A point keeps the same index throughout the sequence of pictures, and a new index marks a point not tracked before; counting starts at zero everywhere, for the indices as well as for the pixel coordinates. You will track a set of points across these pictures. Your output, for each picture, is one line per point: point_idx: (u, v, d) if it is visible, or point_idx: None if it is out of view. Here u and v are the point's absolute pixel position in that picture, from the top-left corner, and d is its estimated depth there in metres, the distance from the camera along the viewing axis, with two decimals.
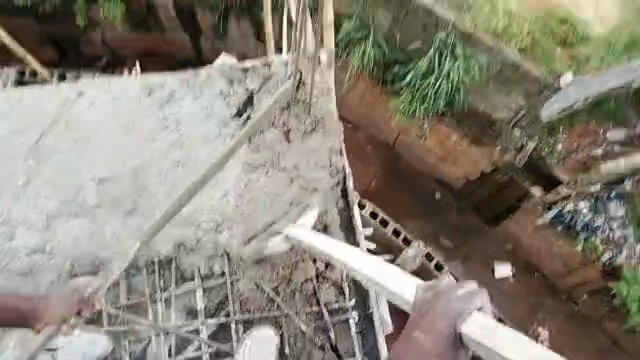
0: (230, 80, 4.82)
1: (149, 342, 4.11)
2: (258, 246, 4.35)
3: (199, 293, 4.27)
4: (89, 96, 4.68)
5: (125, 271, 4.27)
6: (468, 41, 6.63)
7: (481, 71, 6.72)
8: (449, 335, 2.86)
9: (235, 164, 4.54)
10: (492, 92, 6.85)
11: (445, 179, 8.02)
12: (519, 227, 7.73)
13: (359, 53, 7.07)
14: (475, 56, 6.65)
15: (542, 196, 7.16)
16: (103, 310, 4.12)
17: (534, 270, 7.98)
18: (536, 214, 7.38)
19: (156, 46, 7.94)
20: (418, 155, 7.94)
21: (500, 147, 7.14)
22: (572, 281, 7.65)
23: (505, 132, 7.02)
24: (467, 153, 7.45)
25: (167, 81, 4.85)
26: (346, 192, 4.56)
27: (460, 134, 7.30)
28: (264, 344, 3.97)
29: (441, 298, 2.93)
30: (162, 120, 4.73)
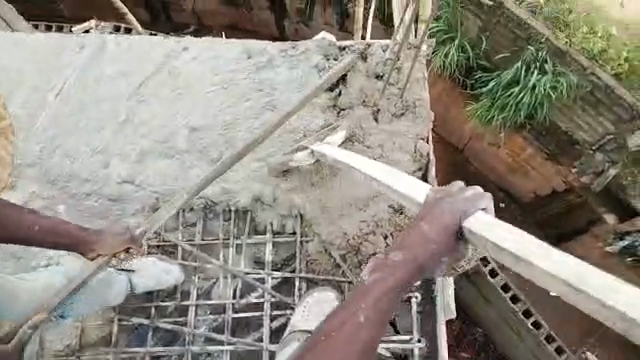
0: (326, 55, 4.76)
1: (216, 282, 4.27)
2: (332, 214, 4.39)
3: (269, 247, 4.35)
4: (190, 49, 4.76)
5: (204, 215, 4.48)
6: (562, 58, 6.18)
7: (569, 90, 6.20)
8: (449, 225, 2.82)
9: (323, 133, 4.60)
10: (578, 115, 6.33)
11: (514, 190, 7.57)
12: (583, 248, 7.26)
13: (439, 57, 6.84)
14: (566, 74, 6.18)
15: (615, 225, 6.81)
16: (179, 243, 4.30)
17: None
18: (606, 240, 7.02)
19: (241, 21, 8.34)
20: (490, 162, 7.50)
21: (578, 167, 6.68)
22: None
23: (586, 155, 6.54)
24: (539, 166, 7.04)
25: (266, 46, 4.76)
26: (427, 179, 4.46)
27: (535, 148, 6.85)
28: (323, 304, 3.98)
29: (450, 195, 2.90)
30: (255, 83, 4.67)
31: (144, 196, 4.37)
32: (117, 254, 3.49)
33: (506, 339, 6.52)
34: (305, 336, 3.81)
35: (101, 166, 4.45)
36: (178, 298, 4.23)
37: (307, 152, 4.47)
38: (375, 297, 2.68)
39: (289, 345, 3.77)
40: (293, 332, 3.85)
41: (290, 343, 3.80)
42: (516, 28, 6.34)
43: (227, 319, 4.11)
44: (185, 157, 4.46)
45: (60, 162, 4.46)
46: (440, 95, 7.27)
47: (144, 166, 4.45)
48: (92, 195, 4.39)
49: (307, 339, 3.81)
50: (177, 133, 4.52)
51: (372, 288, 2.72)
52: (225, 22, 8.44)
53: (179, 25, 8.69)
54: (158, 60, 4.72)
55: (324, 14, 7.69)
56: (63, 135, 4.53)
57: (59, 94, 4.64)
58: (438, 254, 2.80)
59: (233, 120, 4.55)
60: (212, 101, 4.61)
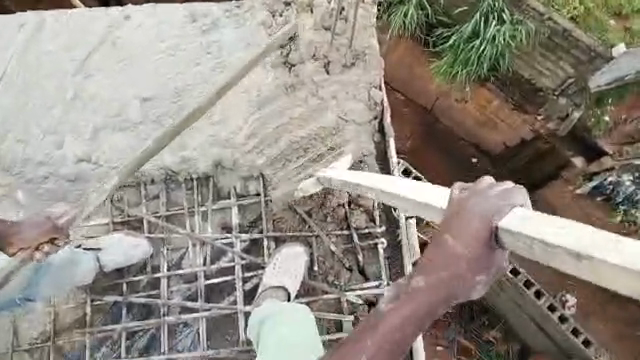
0: (272, 12, 4.56)
1: (186, 252, 4.32)
2: (295, 174, 4.41)
3: (234, 210, 4.32)
4: (133, 18, 4.48)
5: (165, 184, 4.43)
6: (518, 7, 6.27)
7: (529, 38, 6.34)
8: (481, 235, 2.40)
9: (277, 94, 4.45)
10: (539, 61, 6.55)
11: (484, 146, 7.43)
12: (556, 195, 7.31)
13: (399, 17, 6.69)
14: (524, 22, 6.28)
15: (584, 167, 7.14)
16: (144, 217, 4.30)
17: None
18: (576, 183, 7.26)
19: None
20: (456, 118, 7.42)
21: (544, 112, 7.01)
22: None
23: (550, 101, 6.87)
24: (506, 117, 7.27)
25: (210, 8, 4.53)
26: (382, 127, 4.46)
27: (501, 99, 7.15)
28: (292, 259, 4.06)
29: (478, 195, 2.46)
30: (203, 45, 4.45)
31: (101, 171, 4.26)
32: (40, 248, 3.64)
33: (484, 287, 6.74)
34: (276, 294, 3.93)
35: (55, 148, 4.30)
36: (150, 272, 4.30)
37: (312, 182, 4.30)
38: (394, 323, 2.45)
39: (261, 303, 3.91)
40: (264, 290, 3.96)
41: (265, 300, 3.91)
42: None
43: (200, 287, 4.18)
44: (141, 129, 4.30)
45: (9, 147, 4.30)
46: (401, 56, 7.35)
47: (99, 143, 4.30)
48: (50, 178, 4.27)
49: (279, 296, 3.94)
50: (128, 105, 4.33)
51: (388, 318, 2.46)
52: None
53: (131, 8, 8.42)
54: (101, 33, 4.44)
55: None
56: (8, 118, 4.34)
57: None
58: (476, 270, 2.40)
59: (183, 88, 4.36)
60: (157, 70, 4.39)
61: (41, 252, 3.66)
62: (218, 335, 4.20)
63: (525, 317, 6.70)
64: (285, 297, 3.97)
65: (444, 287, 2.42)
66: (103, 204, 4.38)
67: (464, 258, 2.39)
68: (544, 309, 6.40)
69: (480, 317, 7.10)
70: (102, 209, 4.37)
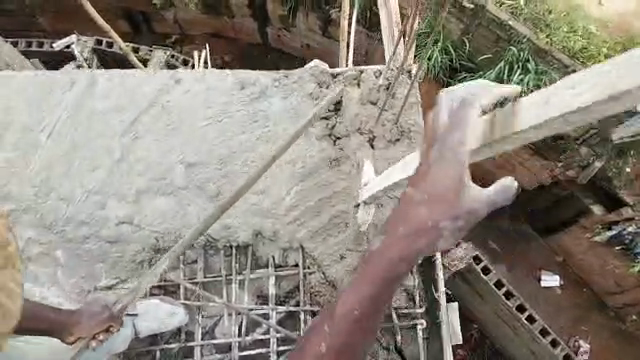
0: (319, 83, 4.77)
1: (221, 320, 4.29)
2: (337, 251, 4.37)
3: (271, 280, 4.30)
4: (183, 83, 4.68)
5: (204, 251, 4.42)
6: (543, 57, 6.69)
7: None
8: (450, 176, 2.91)
9: (326, 168, 4.55)
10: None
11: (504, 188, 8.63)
12: (573, 240, 8.26)
13: (425, 60, 7.20)
14: (548, 72, 6.66)
15: (603, 216, 7.42)
16: (180, 283, 4.27)
17: (582, 285, 8.84)
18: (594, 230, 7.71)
19: (225, 30, 9.10)
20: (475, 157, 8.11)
21: (565, 161, 7.25)
22: (621, 299, 8.32)
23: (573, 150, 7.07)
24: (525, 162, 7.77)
25: (258, 78, 4.72)
26: None
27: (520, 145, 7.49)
28: None
29: (440, 134, 2.95)
30: (250, 114, 4.63)
31: (144, 235, 4.33)
32: (97, 336, 3.75)
33: (503, 336, 7.87)
34: None
35: (98, 207, 4.37)
36: (183, 339, 4.23)
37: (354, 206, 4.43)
38: (373, 274, 3.00)
39: None
40: None
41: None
42: (500, 30, 6.84)
43: (235, 358, 4.15)
44: (183, 194, 4.41)
45: (54, 205, 4.36)
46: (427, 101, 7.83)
47: (141, 205, 4.38)
48: (91, 238, 4.32)
49: None
50: (173, 170, 4.46)
51: (368, 268, 3.03)
52: (208, 31, 9.22)
53: (159, 35, 9.44)
54: (151, 96, 4.63)
55: (306, 22, 8.20)
56: (57, 177, 4.42)
57: (48, 136, 4.52)
58: (442, 220, 2.91)
59: (229, 154, 4.51)
60: (208, 135, 4.55)
61: (98, 339, 3.77)
62: None
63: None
64: None
65: (414, 244, 2.95)
66: (139, 268, 4.30)
67: (432, 201, 2.92)
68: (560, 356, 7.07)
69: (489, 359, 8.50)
70: (139, 273, 4.28)
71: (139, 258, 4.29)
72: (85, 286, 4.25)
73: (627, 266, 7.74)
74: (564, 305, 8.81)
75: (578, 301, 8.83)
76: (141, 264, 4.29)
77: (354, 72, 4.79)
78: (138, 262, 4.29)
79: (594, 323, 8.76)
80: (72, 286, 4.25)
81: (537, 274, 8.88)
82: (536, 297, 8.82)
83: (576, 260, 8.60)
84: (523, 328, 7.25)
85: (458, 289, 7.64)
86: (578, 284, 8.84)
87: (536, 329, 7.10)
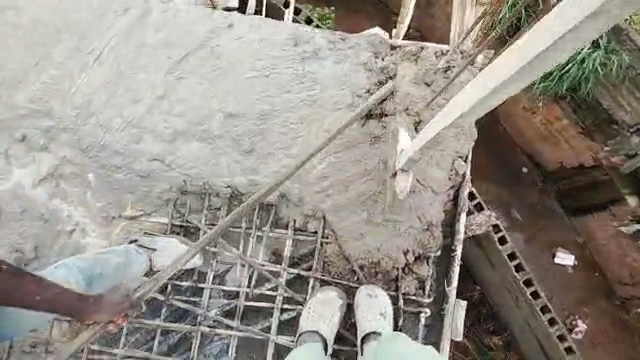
0: (376, 53, 4.62)
1: (233, 268, 4.38)
2: (360, 229, 4.39)
3: (288, 243, 4.36)
4: (234, 28, 4.61)
5: (229, 201, 4.42)
6: (619, 34, 5.14)
7: (619, 70, 5.22)
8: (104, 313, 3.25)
9: (367, 144, 4.48)
10: (623, 95, 5.38)
11: (539, 159, 7.22)
12: (598, 224, 6.84)
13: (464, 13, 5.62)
14: (618, 53, 5.16)
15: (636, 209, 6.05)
16: (201, 227, 4.31)
17: (595, 269, 7.34)
18: (621, 221, 6.30)
19: None
20: (519, 124, 6.97)
21: (611, 146, 5.86)
22: (632, 292, 6.92)
23: (621, 137, 5.67)
24: (570, 138, 6.33)
25: (314, 36, 4.62)
26: (458, 196, 4.50)
27: (571, 121, 6.05)
28: (327, 305, 4.14)
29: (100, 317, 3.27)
30: (298, 73, 4.55)
31: (174, 176, 4.43)
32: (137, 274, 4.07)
33: (503, 303, 6.84)
34: (311, 338, 4.05)
35: (133, 141, 4.45)
36: (195, 279, 4.35)
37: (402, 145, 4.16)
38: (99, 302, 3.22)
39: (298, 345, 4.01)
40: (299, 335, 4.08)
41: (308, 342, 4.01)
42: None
43: (239, 307, 4.25)
44: (218, 143, 4.46)
45: (92, 131, 4.44)
46: None
47: (175, 146, 4.45)
48: (123, 168, 4.43)
49: (314, 340, 4.05)
50: (211, 117, 4.47)
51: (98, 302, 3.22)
52: None
53: None
54: (202, 37, 4.57)
55: None
56: (98, 102, 4.47)
57: (97, 62, 4.52)
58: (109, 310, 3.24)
59: (270, 110, 4.49)
60: (254, 87, 4.52)
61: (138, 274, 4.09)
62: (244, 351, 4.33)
63: (534, 342, 6.72)
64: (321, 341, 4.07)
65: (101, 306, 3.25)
66: (165, 205, 4.43)
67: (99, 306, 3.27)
68: (553, 338, 6.26)
69: (485, 322, 7.24)
70: (164, 209, 4.42)
71: (166, 197, 4.42)
72: (112, 211, 4.41)
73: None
74: (574, 290, 7.37)
75: (587, 288, 7.37)
76: (167, 202, 4.42)
77: (413, 48, 4.60)
78: (165, 200, 4.42)
79: (601, 310, 7.33)
80: (100, 209, 4.42)
81: (552, 251, 7.41)
82: (545, 274, 7.39)
83: (598, 246, 7.14)
84: (524, 303, 6.40)
85: (470, 251, 6.82)
86: (590, 266, 7.35)
87: (536, 307, 6.25)
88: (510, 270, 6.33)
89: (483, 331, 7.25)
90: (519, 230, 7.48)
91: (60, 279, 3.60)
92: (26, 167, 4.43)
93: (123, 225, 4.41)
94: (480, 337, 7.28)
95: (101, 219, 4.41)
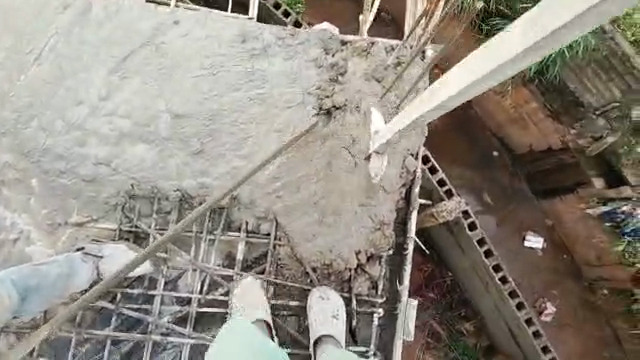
0: (326, 49, 4.56)
1: (185, 275, 4.33)
2: (311, 231, 4.36)
3: (241, 246, 4.34)
4: (182, 25, 4.47)
5: (179, 205, 4.34)
6: None
7: (585, 52, 5.21)
8: None
9: (319, 141, 4.43)
10: (589, 77, 5.38)
11: (509, 143, 7.04)
12: (567, 207, 6.68)
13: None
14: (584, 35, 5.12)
15: (602, 191, 5.92)
16: (150, 233, 4.22)
17: (564, 251, 7.25)
18: (588, 203, 6.20)
19: None
20: (488, 107, 6.78)
21: (577, 129, 5.82)
22: (597, 273, 6.84)
23: (587, 119, 5.64)
24: (538, 121, 6.22)
25: (263, 32, 4.52)
26: (409, 194, 4.53)
27: (539, 103, 5.95)
28: (253, 291, 4.08)
29: None
30: (248, 72, 4.47)
31: (120, 180, 4.33)
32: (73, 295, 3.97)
33: (473, 288, 6.79)
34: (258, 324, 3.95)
35: (77, 144, 4.32)
36: (146, 286, 4.27)
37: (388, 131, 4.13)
38: None
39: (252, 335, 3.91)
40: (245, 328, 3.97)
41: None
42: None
43: (192, 313, 4.21)
44: (166, 145, 4.36)
45: (34, 134, 4.30)
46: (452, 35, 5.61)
47: (122, 148, 4.34)
48: (67, 173, 4.31)
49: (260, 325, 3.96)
50: (158, 118, 4.37)
51: None
52: None
53: None
54: (147, 34, 4.44)
55: None
56: (40, 105, 4.32)
57: (38, 62, 4.36)
58: None
59: (219, 110, 4.41)
60: (199, 87, 4.42)
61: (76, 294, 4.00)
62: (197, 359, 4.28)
63: (503, 324, 6.64)
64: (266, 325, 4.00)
65: None
66: (113, 210, 4.33)
67: None
68: (521, 322, 6.18)
69: (457, 307, 7.13)
70: (112, 216, 4.31)
71: (114, 202, 4.31)
72: (58, 218, 4.30)
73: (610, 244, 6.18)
74: (543, 273, 7.27)
75: (557, 271, 7.27)
76: (114, 207, 4.32)
77: (363, 44, 4.55)
78: (112, 205, 4.32)
79: (568, 291, 7.28)
80: (45, 216, 4.30)
81: (522, 234, 7.26)
82: (515, 257, 7.28)
83: (566, 229, 7.01)
84: (494, 287, 6.31)
85: (440, 236, 6.62)
86: (558, 247, 7.25)
87: (505, 291, 6.15)
88: (479, 254, 6.16)
89: (454, 316, 7.13)
90: (490, 213, 7.29)
91: (5, 292, 3.35)
92: None
93: (69, 233, 4.30)
94: (453, 322, 7.15)
95: (46, 228, 4.30)
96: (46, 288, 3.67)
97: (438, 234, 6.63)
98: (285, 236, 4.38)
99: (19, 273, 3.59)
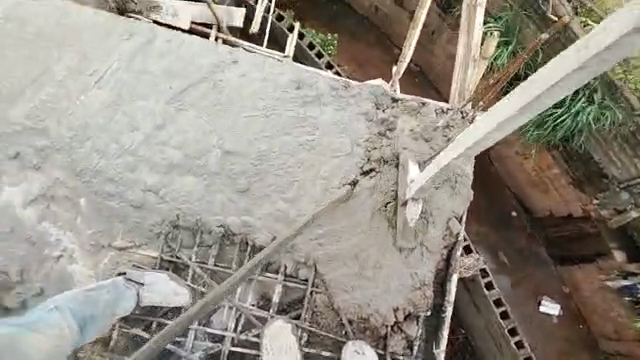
0: (377, 103, 4.59)
1: (219, 311, 4.25)
2: (345, 283, 4.33)
3: (278, 288, 4.29)
4: (239, 64, 4.57)
5: (220, 240, 4.37)
6: (613, 92, 5.05)
7: (612, 126, 5.14)
8: None
9: (365, 193, 4.44)
10: (615, 151, 5.26)
11: (529, 204, 6.76)
12: (584, 277, 6.41)
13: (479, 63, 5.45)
14: (612, 109, 5.06)
15: (622, 263, 5.73)
16: (191, 265, 4.24)
17: (580, 320, 6.85)
18: (607, 274, 5.95)
19: None
20: (511, 168, 6.63)
21: (600, 200, 5.62)
22: (614, 347, 6.44)
23: (610, 191, 5.47)
24: (561, 189, 6.06)
25: (318, 80, 4.58)
26: (449, 257, 4.45)
27: (562, 170, 5.85)
28: (278, 338, 4.07)
29: None
30: (299, 116, 4.54)
31: (166, 209, 4.38)
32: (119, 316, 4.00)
33: (488, 350, 6.41)
34: None
35: (128, 170, 4.39)
36: (180, 319, 4.22)
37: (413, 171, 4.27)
38: None
39: None
40: None
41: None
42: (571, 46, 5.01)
43: (225, 351, 4.16)
44: (215, 180, 4.42)
45: (88, 155, 4.39)
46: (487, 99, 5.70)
47: (171, 178, 4.41)
48: (116, 197, 4.37)
49: None
50: (209, 153, 4.44)
51: None
52: None
53: None
54: (205, 70, 4.53)
55: None
56: (96, 126, 4.42)
57: (98, 86, 4.48)
58: None
59: (268, 151, 4.47)
60: (253, 127, 4.50)
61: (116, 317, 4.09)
62: None
63: None
64: None
65: None
66: (156, 238, 4.37)
67: None
68: None
69: None
70: (154, 243, 4.35)
71: (157, 230, 4.36)
72: (102, 240, 4.36)
73: (629, 319, 5.90)
74: (557, 341, 6.87)
75: (570, 339, 6.87)
76: (157, 235, 4.36)
77: (414, 103, 4.56)
78: (155, 233, 4.36)
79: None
80: (89, 237, 4.36)
81: (538, 298, 6.90)
82: (528, 322, 6.89)
83: (583, 298, 6.65)
84: (508, 351, 6.08)
85: (460, 295, 6.46)
86: (574, 315, 6.86)
87: (521, 357, 5.91)
88: (496, 316, 5.95)
89: None
90: (506, 274, 6.95)
91: (56, 323, 3.26)
92: (17, 185, 4.38)
93: (111, 255, 4.35)
94: None
95: (88, 248, 4.36)
96: (97, 315, 3.66)
97: (458, 293, 6.45)
98: (324, 283, 4.35)
99: (72, 303, 3.55)
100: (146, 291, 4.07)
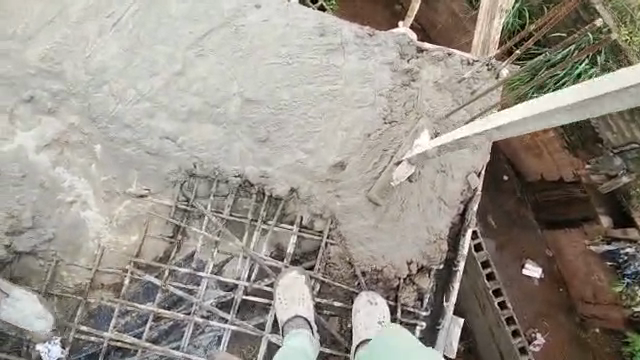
0: (402, 53, 4.47)
1: (234, 261, 4.29)
2: (361, 236, 4.30)
3: (293, 239, 4.28)
4: (263, 10, 4.41)
5: (236, 191, 4.33)
6: (617, 55, 4.87)
7: None
8: None
9: (387, 140, 4.34)
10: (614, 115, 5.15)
11: (521, 167, 6.67)
12: (569, 241, 6.31)
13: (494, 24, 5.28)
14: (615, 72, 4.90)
15: (608, 228, 5.67)
16: (206, 214, 4.25)
17: (560, 284, 6.77)
18: (591, 239, 5.87)
19: None
20: None
21: (592, 164, 5.58)
22: (591, 310, 6.33)
23: (604, 156, 5.44)
24: (554, 154, 5.98)
25: (343, 28, 4.44)
26: (465, 212, 4.44)
27: (557, 134, 5.79)
28: (290, 288, 4.05)
29: None
30: (321, 66, 4.41)
31: (183, 158, 4.32)
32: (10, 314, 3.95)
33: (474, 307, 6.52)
34: (294, 322, 3.99)
35: (144, 115, 4.28)
36: (193, 267, 4.24)
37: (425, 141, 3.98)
38: None
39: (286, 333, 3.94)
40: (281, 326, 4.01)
41: (291, 329, 3.94)
42: (580, 8, 4.96)
43: (236, 299, 4.15)
44: (233, 128, 4.33)
45: (104, 99, 4.26)
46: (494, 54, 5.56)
47: (189, 126, 4.32)
48: (131, 144, 4.30)
49: (298, 323, 3.99)
50: (229, 100, 4.33)
51: None
52: None
53: None
54: (227, 15, 4.38)
55: None
56: (112, 70, 4.27)
57: (115, 28, 4.30)
58: None
59: (291, 101, 4.36)
60: (274, 74, 4.37)
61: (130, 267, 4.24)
62: (236, 346, 4.23)
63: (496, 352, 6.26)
64: (305, 322, 4.02)
65: None
66: (171, 186, 4.35)
67: None
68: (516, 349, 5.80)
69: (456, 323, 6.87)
70: (169, 191, 4.34)
71: (173, 179, 4.32)
72: (117, 187, 4.34)
73: (610, 283, 5.79)
74: (538, 304, 6.78)
75: (550, 302, 6.78)
76: (173, 184, 4.34)
77: (440, 53, 4.48)
78: (172, 181, 4.33)
79: (562, 327, 6.74)
80: (104, 184, 4.35)
81: (522, 261, 6.81)
82: (511, 284, 6.79)
83: (566, 261, 6.54)
84: (491, 312, 6.00)
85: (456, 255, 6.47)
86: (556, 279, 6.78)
87: (504, 317, 5.82)
88: (482, 277, 5.90)
89: None
90: (493, 236, 6.86)
91: None
92: (31, 130, 4.29)
93: (126, 203, 4.36)
94: None
95: (104, 195, 4.35)
96: None
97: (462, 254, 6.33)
98: (336, 236, 4.33)
99: None
100: (8, 304, 3.96)
